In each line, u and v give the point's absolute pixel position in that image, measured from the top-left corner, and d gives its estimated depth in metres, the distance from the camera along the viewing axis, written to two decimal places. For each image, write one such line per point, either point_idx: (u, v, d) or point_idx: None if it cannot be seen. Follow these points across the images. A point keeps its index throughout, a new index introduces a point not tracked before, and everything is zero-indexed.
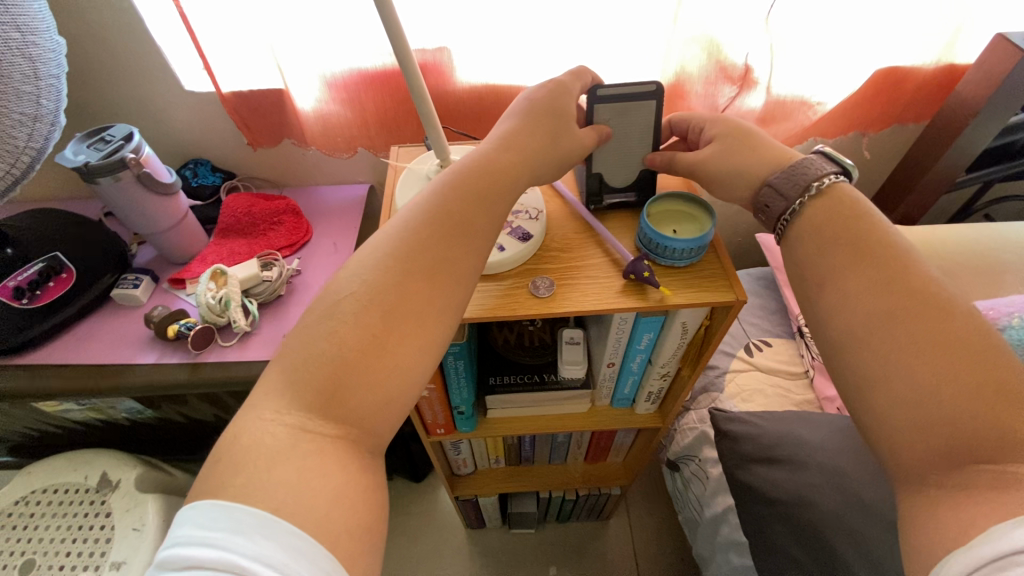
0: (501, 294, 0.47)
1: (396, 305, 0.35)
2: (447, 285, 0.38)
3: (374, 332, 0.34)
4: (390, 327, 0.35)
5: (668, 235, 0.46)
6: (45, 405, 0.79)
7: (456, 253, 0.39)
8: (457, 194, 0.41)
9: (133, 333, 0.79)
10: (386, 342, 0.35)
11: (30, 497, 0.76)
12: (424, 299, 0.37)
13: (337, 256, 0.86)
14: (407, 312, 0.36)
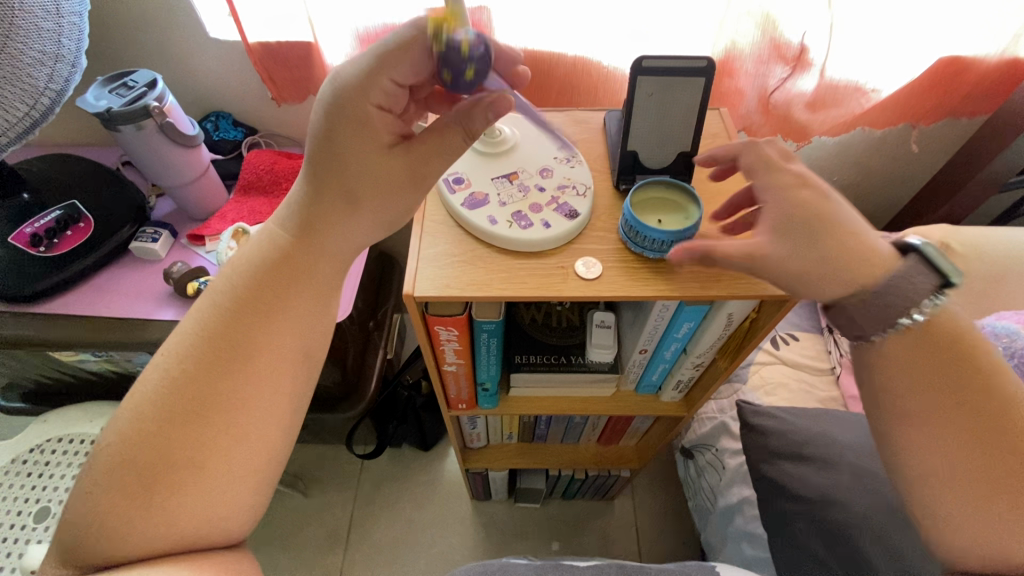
0: (544, 273, 0.45)
1: (183, 428, 0.36)
2: (248, 378, 0.38)
3: (153, 461, 0.35)
4: (179, 449, 0.36)
5: (651, 225, 0.43)
6: (62, 354, 0.78)
7: (234, 366, 0.38)
8: (233, 301, 0.39)
9: (152, 287, 0.77)
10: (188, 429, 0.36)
11: (46, 446, 0.76)
12: (226, 412, 0.37)
13: None
14: (206, 429, 0.36)
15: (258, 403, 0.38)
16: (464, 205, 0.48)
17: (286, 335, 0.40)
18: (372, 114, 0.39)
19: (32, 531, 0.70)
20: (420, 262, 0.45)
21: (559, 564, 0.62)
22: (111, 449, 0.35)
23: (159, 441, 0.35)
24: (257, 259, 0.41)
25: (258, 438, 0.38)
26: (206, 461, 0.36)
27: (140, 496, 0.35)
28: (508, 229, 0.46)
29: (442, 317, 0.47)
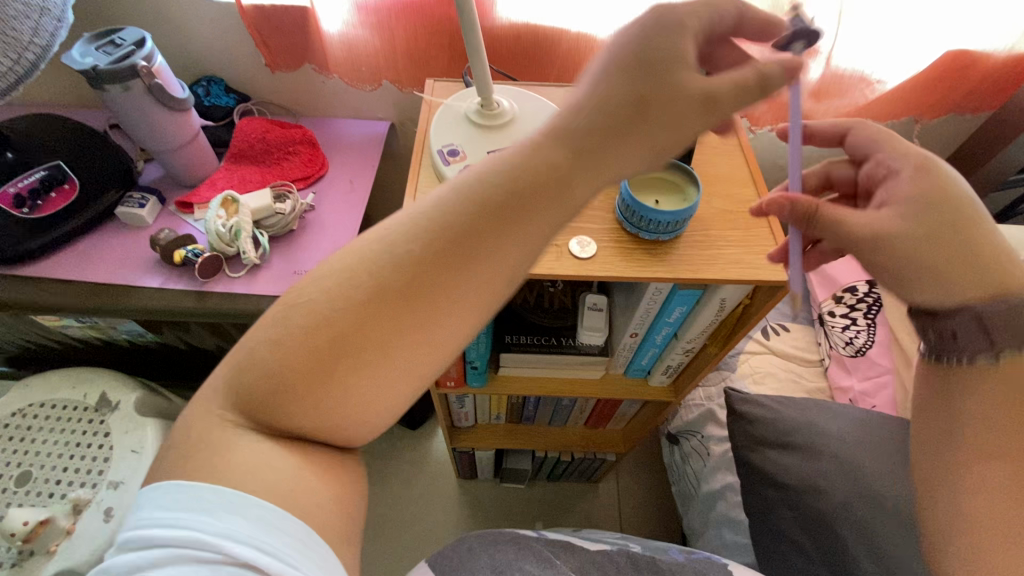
0: (536, 251, 0.44)
1: (337, 367, 0.29)
2: (415, 345, 0.30)
3: (337, 345, 0.29)
4: (373, 336, 0.29)
5: (645, 206, 0.42)
6: (45, 318, 0.77)
7: (423, 312, 0.30)
8: (451, 230, 0.30)
9: (138, 254, 0.76)
10: (348, 364, 0.30)
11: (28, 410, 0.75)
12: (423, 317, 0.30)
13: (352, 197, 0.82)
14: (401, 328, 0.30)
15: (439, 331, 0.30)
16: None
17: (505, 258, 0.30)
18: (685, 43, 0.30)
19: (14, 495, 0.69)
20: None
21: (569, 545, 0.64)
22: (308, 310, 0.30)
23: (353, 320, 0.30)
24: (516, 166, 0.30)
25: (423, 364, 0.31)
26: (378, 362, 0.30)
27: (318, 372, 0.30)
28: None
29: None
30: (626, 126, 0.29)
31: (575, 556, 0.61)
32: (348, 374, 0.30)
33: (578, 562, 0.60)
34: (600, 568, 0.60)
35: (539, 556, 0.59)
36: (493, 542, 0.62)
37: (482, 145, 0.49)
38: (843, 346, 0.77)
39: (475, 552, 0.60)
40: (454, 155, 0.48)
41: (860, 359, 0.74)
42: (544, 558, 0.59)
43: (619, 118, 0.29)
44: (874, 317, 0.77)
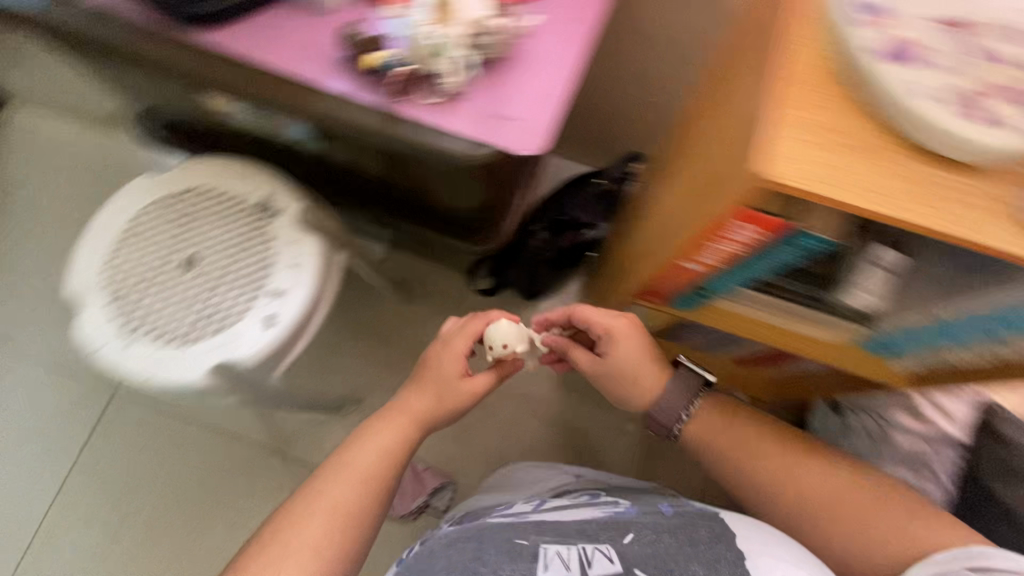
0: (971, 200, 0.28)
1: (280, 528, 0.54)
2: (322, 495, 0.56)
3: (275, 525, 0.54)
4: (291, 514, 0.55)
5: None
6: (212, 97, 0.69)
7: (321, 488, 0.57)
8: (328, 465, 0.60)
9: (316, 42, 0.62)
10: (285, 527, 0.54)
11: (192, 192, 0.71)
12: (323, 483, 0.57)
13: (578, 27, 0.63)
14: (309, 500, 0.56)
15: (338, 492, 0.57)
16: (884, 53, 0.29)
17: (361, 456, 0.60)
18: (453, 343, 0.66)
19: (182, 276, 0.68)
20: (787, 128, 0.29)
21: (537, 522, 0.61)
22: (263, 531, 0.55)
23: (289, 510, 0.55)
24: (393, 437, 0.62)
25: (326, 510, 0.55)
26: (316, 511, 0.55)
27: (259, 550, 0.53)
28: (953, 114, 0.27)
29: (762, 215, 0.34)
30: (419, 383, 0.67)
31: (545, 531, 0.59)
32: (287, 528, 0.54)
33: (549, 535, 0.58)
34: (578, 534, 0.58)
35: (505, 545, 0.56)
36: (458, 540, 0.58)
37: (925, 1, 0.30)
38: None
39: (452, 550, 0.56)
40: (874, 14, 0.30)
41: None
42: (510, 545, 0.56)
43: (415, 388, 0.66)
44: None
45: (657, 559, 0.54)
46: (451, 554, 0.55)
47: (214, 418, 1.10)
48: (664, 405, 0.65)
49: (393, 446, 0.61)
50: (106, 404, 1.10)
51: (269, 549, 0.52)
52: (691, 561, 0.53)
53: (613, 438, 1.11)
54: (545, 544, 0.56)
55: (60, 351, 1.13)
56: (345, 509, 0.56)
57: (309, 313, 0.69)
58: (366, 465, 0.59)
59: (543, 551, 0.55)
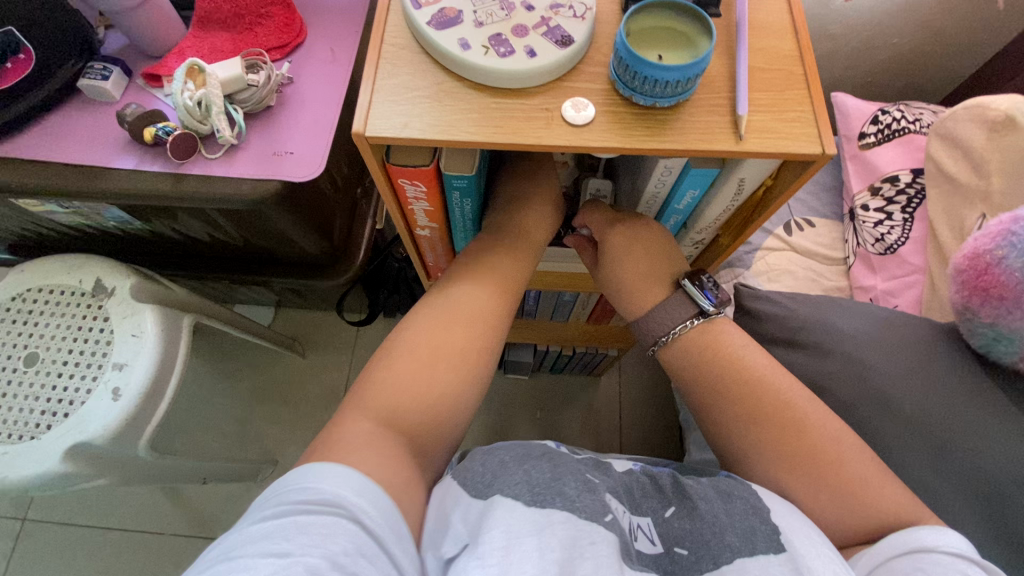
0: (522, 115, 0.36)
1: (383, 361, 0.49)
2: (416, 326, 0.51)
3: (376, 361, 0.49)
4: (417, 352, 0.49)
5: (643, 58, 0.33)
6: (27, 203, 0.74)
7: (417, 315, 0.52)
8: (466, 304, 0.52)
9: (104, 132, 0.69)
10: (377, 365, 0.49)
11: (26, 295, 0.75)
12: (426, 312, 0.52)
13: (335, 66, 0.72)
14: (430, 338, 0.49)
15: (439, 330, 0.50)
16: (430, 25, 0.37)
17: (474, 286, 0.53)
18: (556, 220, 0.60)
19: (25, 374, 0.70)
20: (373, 95, 0.37)
21: (598, 464, 0.52)
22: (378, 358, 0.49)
23: (426, 354, 0.49)
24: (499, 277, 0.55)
25: (425, 348, 0.49)
26: (416, 359, 0.48)
27: (365, 387, 0.47)
28: (482, 57, 0.36)
29: (406, 169, 0.41)
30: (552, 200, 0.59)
31: (610, 476, 0.50)
32: (380, 363, 0.49)
33: (616, 483, 0.49)
34: (628, 493, 0.49)
35: (579, 478, 0.46)
36: (527, 457, 0.47)
37: None
38: (872, 244, 0.70)
39: (508, 468, 0.45)
40: None
41: (891, 257, 0.68)
42: (585, 479, 0.46)
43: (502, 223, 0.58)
44: (914, 211, 0.68)
45: (693, 535, 0.45)
46: (527, 468, 0.45)
47: (130, 519, 1.09)
48: (665, 318, 0.54)
49: (497, 279, 0.54)
50: (15, 538, 1.07)
51: (376, 388, 0.47)
52: (725, 532, 0.44)
53: (527, 427, 1.15)
54: (608, 494, 0.46)
55: None
56: (448, 350, 0.49)
57: (159, 377, 0.72)
58: (480, 305, 0.52)
59: (608, 499, 0.45)
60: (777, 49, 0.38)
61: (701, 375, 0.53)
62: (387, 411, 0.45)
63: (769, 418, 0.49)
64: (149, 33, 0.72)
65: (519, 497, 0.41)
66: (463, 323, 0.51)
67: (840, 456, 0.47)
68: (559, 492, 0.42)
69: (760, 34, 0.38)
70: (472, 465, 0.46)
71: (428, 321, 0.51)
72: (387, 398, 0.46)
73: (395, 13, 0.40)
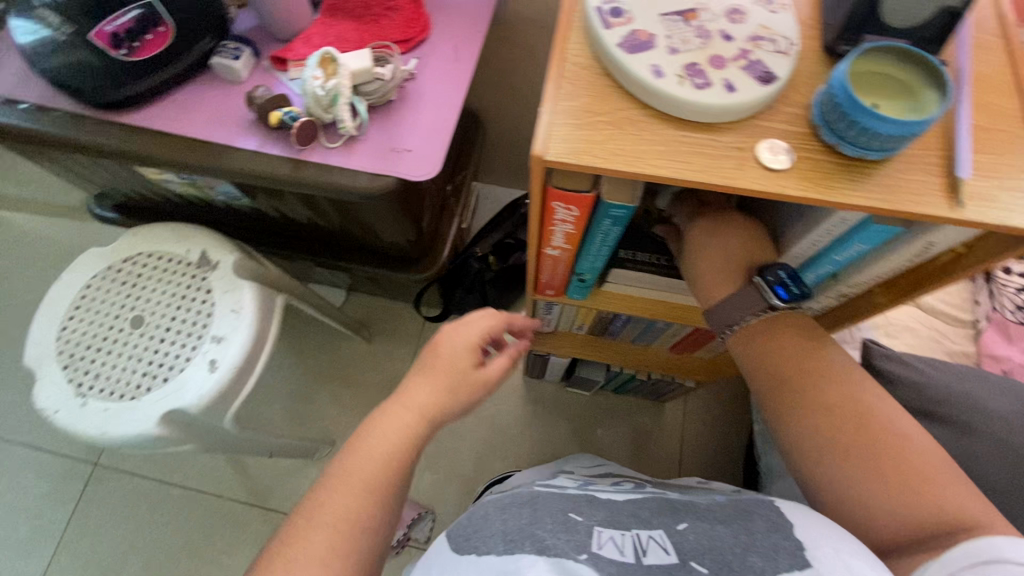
0: (714, 153, 0.34)
1: (321, 499, 0.45)
2: (366, 442, 0.50)
3: (315, 495, 0.46)
4: (351, 490, 0.46)
5: (864, 105, 0.30)
6: (148, 171, 0.77)
7: (361, 433, 0.50)
8: (410, 431, 0.51)
9: (230, 111, 0.70)
10: (310, 507, 0.45)
11: (136, 259, 0.78)
12: (365, 436, 0.50)
13: (457, 66, 0.71)
14: (369, 464, 0.48)
15: (362, 475, 0.47)
16: (620, 47, 0.35)
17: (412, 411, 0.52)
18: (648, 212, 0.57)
19: (129, 336, 0.73)
20: (554, 116, 0.35)
21: (591, 498, 0.53)
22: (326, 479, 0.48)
23: (367, 485, 0.47)
24: (436, 400, 0.54)
25: (373, 482, 0.47)
26: (325, 513, 0.44)
27: (295, 532, 0.44)
28: (676, 87, 0.34)
29: (566, 193, 0.39)
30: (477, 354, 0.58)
31: (599, 508, 0.51)
32: (316, 507, 0.45)
33: (603, 515, 0.49)
34: (631, 517, 0.50)
35: (558, 516, 0.48)
36: (509, 506, 0.50)
37: (652, 3, 0.37)
38: None
39: (491, 517, 0.49)
40: (616, 16, 0.36)
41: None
42: (564, 517, 0.48)
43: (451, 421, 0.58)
44: None
45: (712, 550, 0.43)
46: (505, 517, 0.48)
47: (192, 479, 1.13)
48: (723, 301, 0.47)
49: (434, 402, 0.54)
50: (86, 481, 1.13)
51: (310, 526, 0.44)
52: (748, 552, 0.42)
53: (583, 444, 1.13)
54: (598, 526, 0.47)
55: (42, 437, 1.16)
56: (392, 468, 0.48)
57: (251, 354, 0.73)
58: (412, 433, 0.51)
59: (595, 532, 0.46)
60: (1001, 107, 0.35)
61: (770, 375, 0.47)
62: (325, 554, 0.42)
63: (858, 443, 0.44)
64: (282, 16, 0.72)
65: (491, 551, 0.44)
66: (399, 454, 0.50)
67: (935, 480, 0.42)
68: (529, 535, 0.45)
69: (979, 90, 0.35)
70: (464, 521, 0.51)
71: (368, 448, 0.49)
72: (315, 538, 0.43)
73: (577, 31, 0.38)
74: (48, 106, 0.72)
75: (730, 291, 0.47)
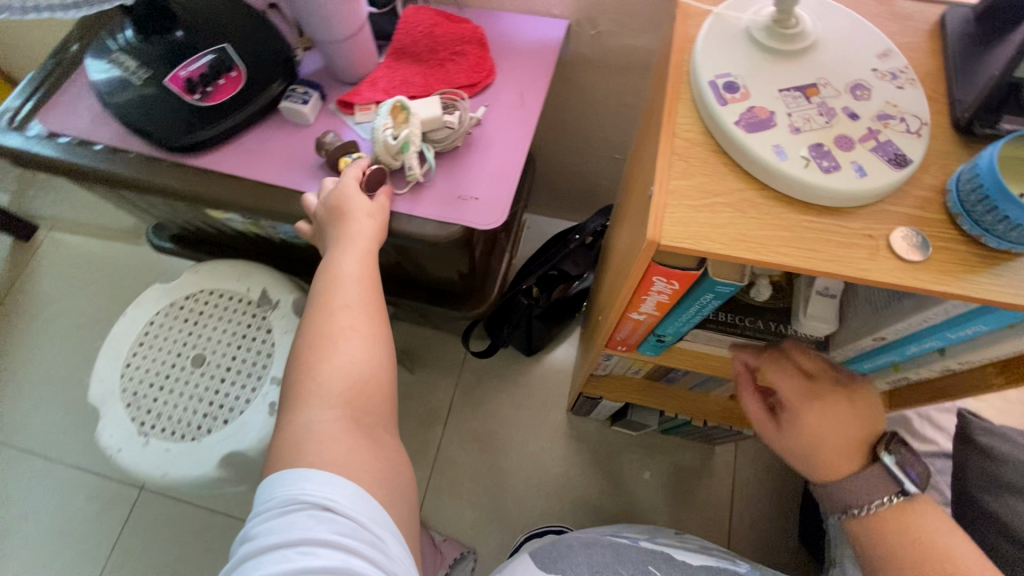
0: (842, 240, 0.32)
1: (304, 377, 0.53)
2: (329, 331, 0.55)
3: (292, 384, 0.54)
4: (322, 349, 0.53)
5: (1016, 198, 0.28)
6: (212, 211, 0.78)
7: (316, 320, 0.56)
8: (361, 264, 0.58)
9: (299, 155, 0.71)
10: (304, 394, 0.51)
11: (199, 296, 0.79)
12: (326, 311, 0.56)
13: (523, 111, 0.71)
14: (331, 321, 0.55)
15: (347, 355, 0.53)
16: (738, 125, 0.34)
17: (357, 260, 0.58)
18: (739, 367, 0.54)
19: (191, 374, 0.73)
20: (668, 196, 0.34)
21: (670, 556, 0.55)
22: (292, 377, 0.54)
23: (348, 365, 0.53)
24: (362, 264, 0.58)
25: (337, 341, 0.54)
26: (318, 390, 0.51)
27: (294, 400, 0.51)
28: (802, 170, 0.32)
29: (670, 270, 0.37)
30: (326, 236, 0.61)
31: (678, 567, 0.53)
32: (307, 386, 0.52)
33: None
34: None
35: (638, 566, 0.51)
36: (594, 544, 0.56)
37: (769, 77, 0.35)
38: None
39: (579, 549, 0.54)
40: (732, 92, 0.35)
41: None
42: (644, 569, 0.51)
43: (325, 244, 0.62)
44: None
45: None
46: (590, 552, 0.54)
47: (234, 507, 1.13)
48: (851, 490, 0.45)
49: (369, 240, 0.59)
50: (131, 505, 1.14)
51: (313, 392, 0.51)
52: None
53: (628, 484, 1.10)
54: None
55: (90, 460, 1.18)
56: (366, 315, 0.56)
57: None
58: (366, 273, 0.58)
59: None
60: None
61: (876, 541, 0.44)
62: (321, 438, 0.48)
63: None
64: (351, 61, 0.73)
65: (579, 574, 0.49)
66: (368, 305, 0.57)
67: None
68: (615, 569, 0.50)
69: None
70: (545, 548, 0.57)
71: (340, 305, 0.56)
72: (321, 393, 0.51)
73: (685, 104, 0.37)
74: (121, 147, 0.73)
75: (852, 472, 0.45)
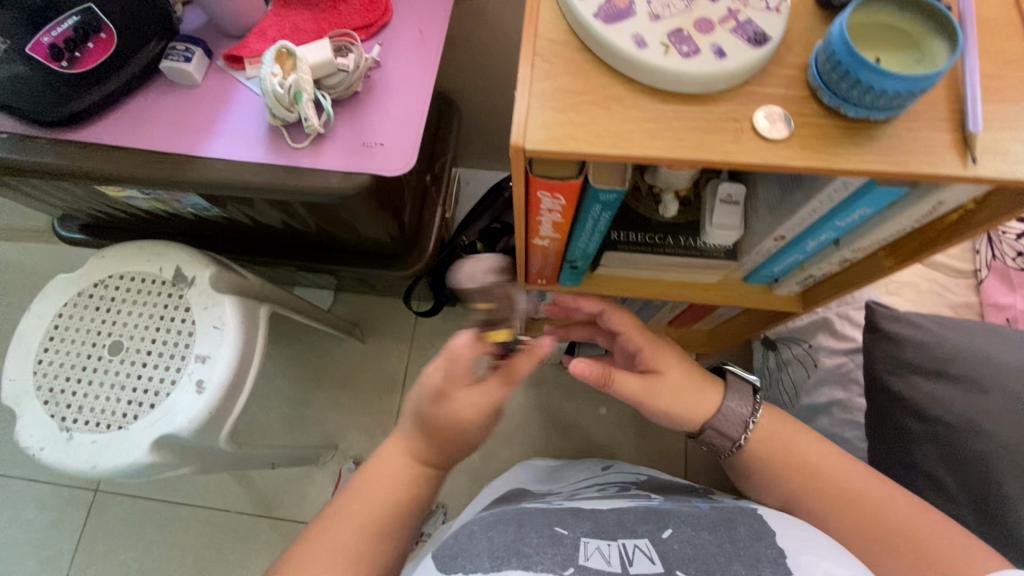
0: (706, 126, 0.31)
1: (297, 557, 0.48)
2: (333, 521, 0.50)
3: (285, 554, 0.49)
4: (317, 545, 0.48)
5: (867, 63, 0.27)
6: (108, 189, 0.73)
7: (325, 515, 0.51)
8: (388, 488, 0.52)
9: (189, 118, 0.66)
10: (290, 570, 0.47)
11: (108, 282, 0.74)
12: (338, 509, 0.51)
13: (422, 49, 0.68)
14: (336, 533, 0.49)
15: (391, 482, 0.53)
16: (597, 17, 0.32)
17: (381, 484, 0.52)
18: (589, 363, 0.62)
19: (109, 363, 0.70)
20: (532, 98, 0.32)
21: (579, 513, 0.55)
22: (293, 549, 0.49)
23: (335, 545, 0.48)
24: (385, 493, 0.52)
25: (341, 537, 0.49)
26: (300, 573, 0.46)
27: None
28: (662, 57, 0.31)
29: (551, 182, 0.36)
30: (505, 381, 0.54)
31: (586, 521, 0.53)
32: (295, 567, 0.47)
33: (590, 527, 0.51)
34: (616, 526, 0.51)
35: (544, 533, 0.49)
36: (496, 523, 0.52)
37: None
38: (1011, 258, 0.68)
39: (480, 533, 0.50)
40: None
41: None
42: (551, 531, 0.50)
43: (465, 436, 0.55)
44: None
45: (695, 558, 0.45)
46: (491, 536, 0.49)
47: (199, 497, 1.11)
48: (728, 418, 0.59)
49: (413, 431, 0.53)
50: (88, 508, 1.11)
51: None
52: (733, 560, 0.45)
53: (589, 423, 1.13)
54: (585, 538, 0.49)
55: (36, 470, 1.13)
56: (372, 519, 0.50)
57: (239, 371, 0.71)
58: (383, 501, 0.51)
59: (582, 544, 0.48)
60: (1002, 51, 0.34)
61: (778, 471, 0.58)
62: None
63: (850, 510, 0.54)
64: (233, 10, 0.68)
65: (478, 564, 0.45)
66: (379, 515, 0.50)
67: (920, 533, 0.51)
68: (515, 551, 0.46)
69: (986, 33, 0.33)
70: (448, 541, 0.51)
71: (349, 506, 0.50)
72: None
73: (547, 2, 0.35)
74: None
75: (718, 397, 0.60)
